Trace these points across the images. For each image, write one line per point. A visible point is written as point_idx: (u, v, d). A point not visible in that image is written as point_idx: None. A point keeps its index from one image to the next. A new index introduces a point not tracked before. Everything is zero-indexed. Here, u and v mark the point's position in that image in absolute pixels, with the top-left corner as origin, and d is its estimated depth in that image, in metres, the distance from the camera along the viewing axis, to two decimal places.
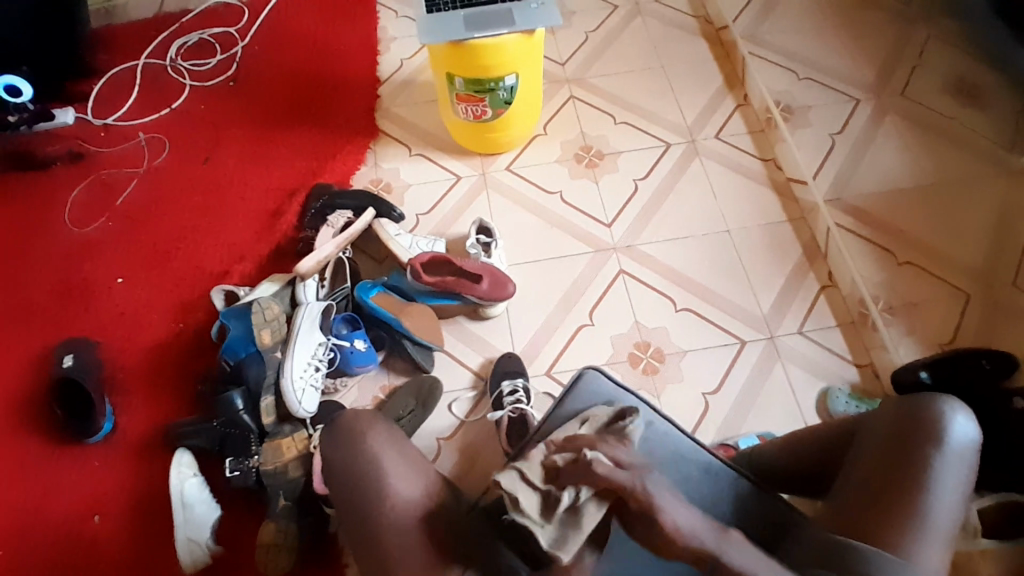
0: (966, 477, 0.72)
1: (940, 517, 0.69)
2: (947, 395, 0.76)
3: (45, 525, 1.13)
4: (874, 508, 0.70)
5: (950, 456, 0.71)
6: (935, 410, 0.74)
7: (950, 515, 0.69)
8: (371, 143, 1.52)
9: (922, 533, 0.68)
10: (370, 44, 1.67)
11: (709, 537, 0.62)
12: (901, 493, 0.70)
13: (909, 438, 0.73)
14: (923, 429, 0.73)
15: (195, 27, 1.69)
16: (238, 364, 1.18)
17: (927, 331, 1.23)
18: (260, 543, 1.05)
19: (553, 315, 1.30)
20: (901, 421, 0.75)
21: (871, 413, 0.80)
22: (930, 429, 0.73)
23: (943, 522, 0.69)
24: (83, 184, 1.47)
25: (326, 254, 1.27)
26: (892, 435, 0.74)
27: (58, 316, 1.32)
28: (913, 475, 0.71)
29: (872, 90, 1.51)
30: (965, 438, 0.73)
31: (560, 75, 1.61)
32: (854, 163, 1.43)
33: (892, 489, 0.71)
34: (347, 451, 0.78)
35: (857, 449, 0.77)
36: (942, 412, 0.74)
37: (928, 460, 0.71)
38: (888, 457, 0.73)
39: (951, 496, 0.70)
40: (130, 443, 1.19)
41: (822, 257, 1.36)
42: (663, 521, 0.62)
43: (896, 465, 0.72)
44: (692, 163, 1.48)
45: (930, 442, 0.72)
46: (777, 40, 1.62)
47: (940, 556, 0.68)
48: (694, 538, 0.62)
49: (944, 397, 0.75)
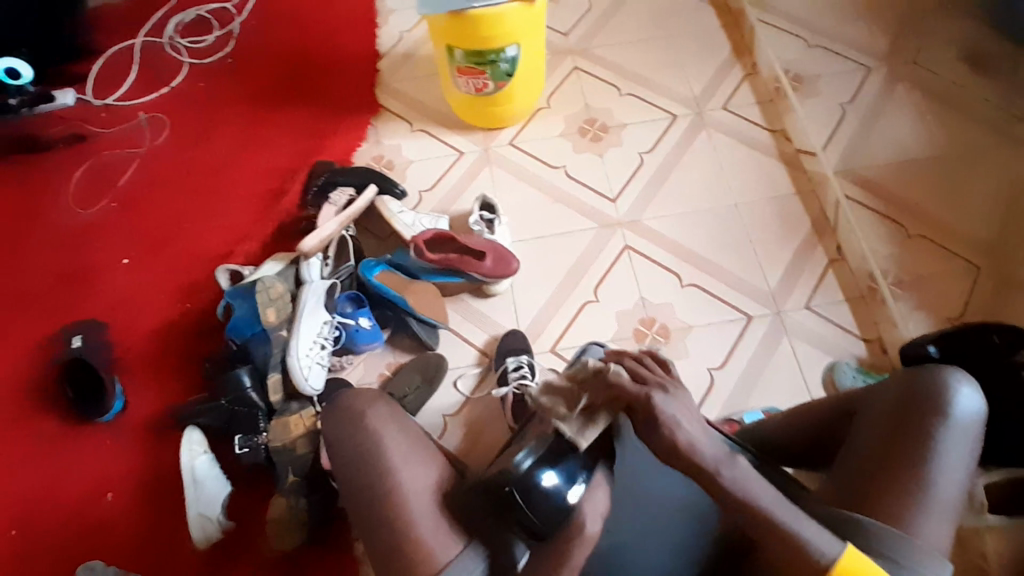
0: (971, 451, 0.71)
1: (944, 490, 0.68)
2: (951, 368, 0.75)
3: (61, 503, 1.15)
4: (876, 484, 0.70)
5: (955, 430, 0.71)
6: (940, 383, 0.73)
7: (955, 489, 0.69)
8: (372, 119, 1.50)
9: (926, 507, 0.67)
10: (369, 17, 1.64)
11: (715, 455, 0.62)
12: (904, 467, 0.70)
13: (913, 412, 0.72)
14: (927, 403, 0.72)
15: (191, 3, 1.67)
16: (245, 344, 1.19)
17: (937, 305, 1.21)
18: (271, 518, 1.06)
19: (558, 292, 1.29)
20: (907, 395, 0.74)
21: (875, 386, 0.78)
22: (935, 405, 0.72)
23: (947, 497, 0.68)
24: (86, 166, 1.47)
25: (329, 233, 1.26)
26: (896, 410, 0.74)
27: (66, 298, 1.33)
28: (917, 449, 0.70)
29: (884, 58, 1.47)
30: (971, 411, 0.72)
31: (563, 46, 1.58)
32: (864, 133, 1.40)
33: (892, 460, 0.71)
34: (352, 429, 0.79)
35: (862, 423, 0.76)
36: (947, 385, 0.73)
37: (933, 435, 0.70)
38: (893, 431, 0.72)
39: (956, 469, 0.69)
40: (140, 422, 1.21)
41: (831, 230, 1.33)
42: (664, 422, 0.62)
43: (900, 438, 0.71)
44: (698, 136, 1.45)
45: (935, 416, 0.71)
46: (786, 7, 1.58)
47: (944, 531, 0.67)
48: (702, 450, 0.61)
49: (950, 371, 0.74)
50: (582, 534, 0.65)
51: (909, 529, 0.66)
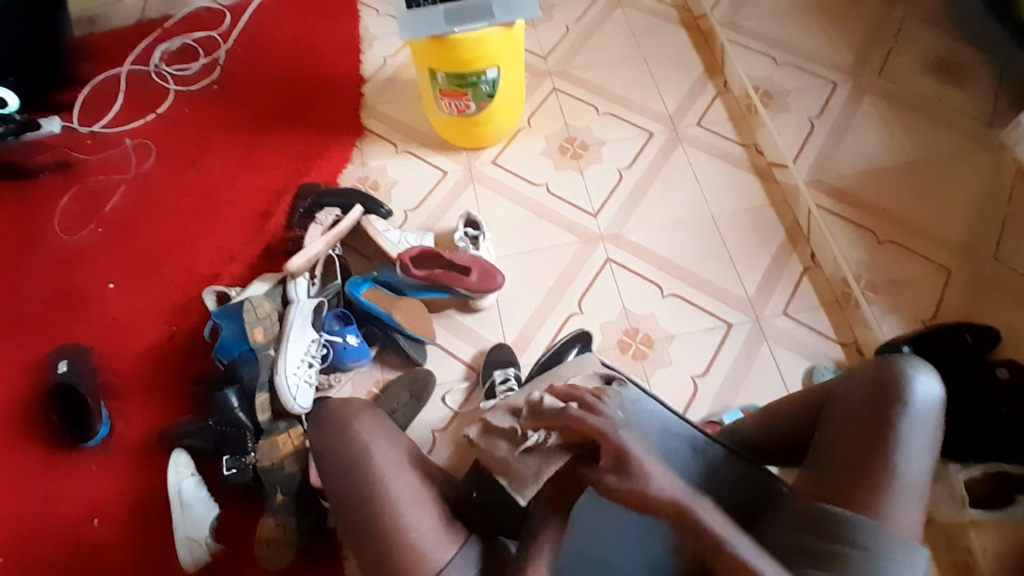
0: (933, 435, 0.73)
1: (912, 475, 0.71)
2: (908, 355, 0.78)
3: (46, 531, 1.14)
4: (846, 476, 0.72)
5: (917, 416, 0.73)
6: (898, 370, 0.76)
7: (922, 473, 0.72)
8: (357, 142, 1.53)
9: (895, 492, 0.70)
10: (352, 43, 1.67)
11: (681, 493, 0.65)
12: (870, 452, 0.72)
13: (877, 397, 0.75)
14: (889, 387, 0.75)
15: (177, 32, 1.70)
16: (233, 364, 1.20)
17: (911, 306, 1.25)
18: (260, 539, 1.06)
19: (543, 305, 1.32)
20: (868, 384, 0.77)
21: (841, 378, 0.81)
22: (898, 390, 0.74)
23: (914, 482, 0.71)
24: (71, 192, 1.48)
25: (316, 252, 1.28)
26: (863, 396, 0.76)
27: (51, 324, 1.32)
28: (884, 436, 0.72)
29: (850, 73, 1.53)
30: (929, 397, 0.75)
31: (542, 68, 1.63)
32: (834, 144, 1.45)
33: (859, 448, 0.73)
34: (339, 437, 0.80)
35: (831, 413, 0.79)
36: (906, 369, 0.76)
37: (896, 421, 0.73)
38: (862, 418, 0.75)
39: (920, 453, 0.72)
40: (128, 446, 1.20)
41: (804, 237, 1.37)
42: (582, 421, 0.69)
43: (868, 424, 0.74)
44: (675, 151, 1.49)
45: (898, 400, 0.74)
46: (755, 26, 1.64)
47: (916, 515, 0.70)
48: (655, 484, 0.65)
49: (909, 359, 0.77)
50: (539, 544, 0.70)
51: (882, 514, 0.69)
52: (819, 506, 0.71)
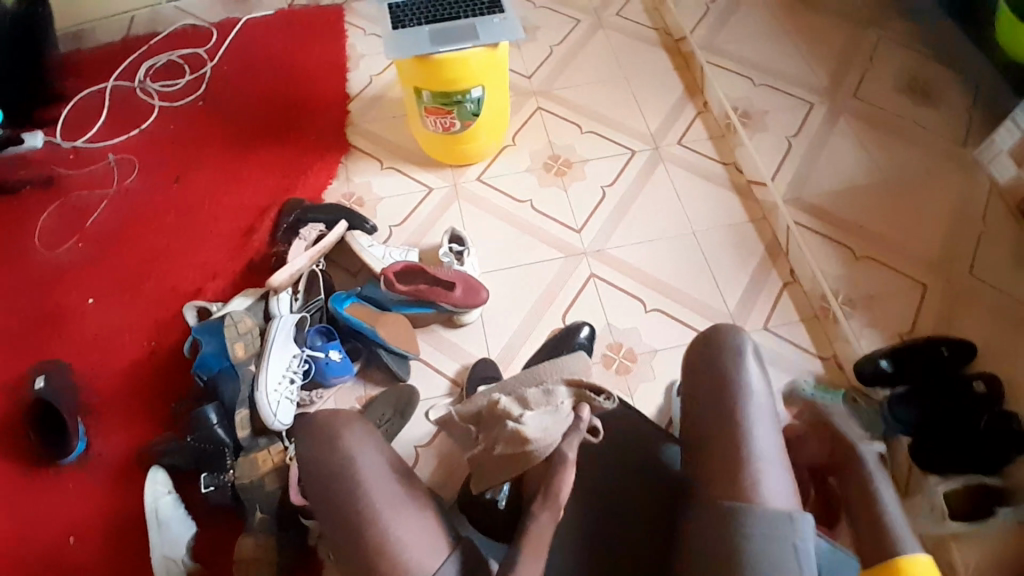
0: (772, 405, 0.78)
1: (768, 444, 0.74)
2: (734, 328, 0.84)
3: (15, 553, 1.10)
4: (721, 465, 0.73)
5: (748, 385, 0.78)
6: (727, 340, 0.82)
7: (773, 438, 0.75)
8: (342, 158, 1.54)
9: (757, 465, 0.72)
10: (338, 61, 1.69)
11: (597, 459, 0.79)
12: (731, 430, 0.75)
13: (710, 377, 0.80)
14: (717, 357, 0.81)
15: (163, 49, 1.71)
16: (213, 379, 1.18)
17: (889, 322, 1.27)
18: (238, 558, 1.03)
19: (527, 320, 1.32)
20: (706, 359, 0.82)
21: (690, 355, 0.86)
22: (726, 360, 0.80)
23: (773, 454, 0.74)
24: (52, 207, 1.47)
25: (300, 266, 1.28)
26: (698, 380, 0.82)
27: (28, 339, 1.30)
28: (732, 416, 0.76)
29: (826, 94, 1.57)
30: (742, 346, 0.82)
31: (526, 87, 1.65)
32: (811, 163, 1.48)
33: (723, 433, 0.75)
34: (324, 449, 0.77)
35: (691, 407, 0.82)
36: (732, 346, 0.82)
37: (737, 391, 0.78)
38: (709, 399, 0.79)
39: (765, 420, 0.76)
40: (104, 464, 1.18)
41: (784, 255, 1.39)
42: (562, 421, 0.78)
43: (712, 406, 0.78)
44: (657, 168, 1.52)
45: (734, 364, 0.80)
46: (733, 49, 1.68)
47: (785, 483, 0.72)
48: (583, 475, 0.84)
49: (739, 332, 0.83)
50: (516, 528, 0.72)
51: (762, 495, 0.70)
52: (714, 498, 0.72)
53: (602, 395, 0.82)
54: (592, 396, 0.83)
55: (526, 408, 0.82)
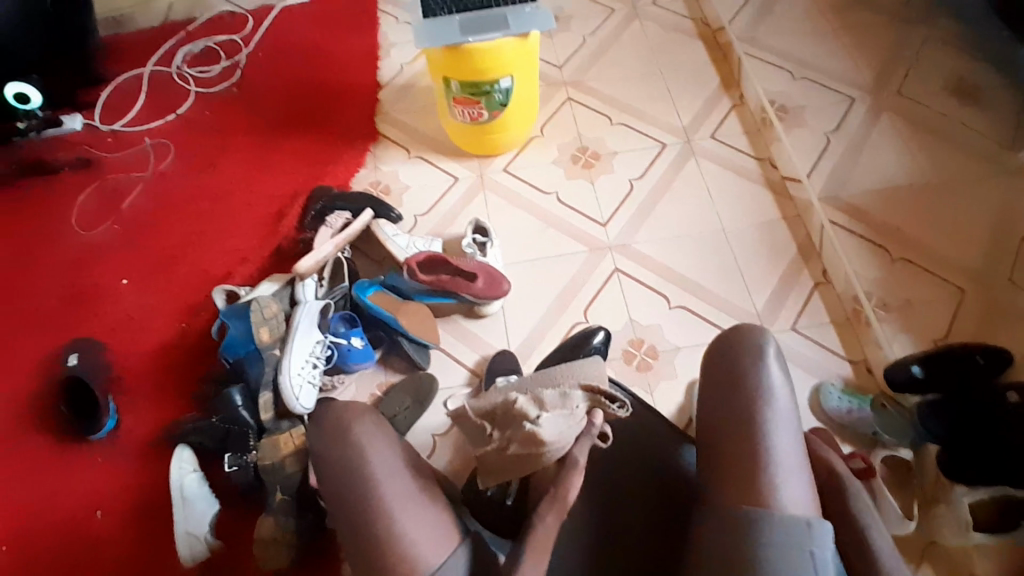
0: (794, 407, 0.76)
1: (784, 445, 0.72)
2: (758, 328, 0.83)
3: (48, 521, 1.15)
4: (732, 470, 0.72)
5: (766, 386, 0.77)
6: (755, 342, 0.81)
7: (791, 441, 0.73)
8: (371, 146, 1.55)
9: (771, 465, 0.71)
10: (370, 50, 1.70)
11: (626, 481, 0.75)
12: (747, 428, 0.74)
13: (726, 377, 0.79)
14: (735, 357, 0.81)
15: (200, 35, 1.74)
16: (239, 362, 1.21)
17: (923, 329, 1.22)
18: (257, 537, 1.07)
19: (549, 313, 1.31)
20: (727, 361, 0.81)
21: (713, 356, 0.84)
22: (745, 360, 0.79)
23: (789, 455, 0.72)
24: (91, 189, 1.51)
25: (325, 254, 1.30)
26: (715, 379, 0.81)
27: (66, 316, 1.36)
28: (747, 415, 0.75)
29: (868, 89, 1.51)
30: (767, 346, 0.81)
31: (557, 78, 1.64)
32: (849, 161, 1.43)
33: (734, 430, 0.75)
34: (332, 441, 0.78)
35: (707, 405, 0.81)
36: (752, 347, 0.81)
37: (754, 390, 0.76)
38: (723, 397, 0.78)
39: (786, 422, 0.74)
40: (133, 439, 1.22)
41: (817, 255, 1.36)
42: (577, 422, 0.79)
43: (727, 404, 0.77)
44: (687, 163, 1.49)
45: (752, 365, 0.79)
46: (772, 41, 1.63)
47: (801, 486, 0.70)
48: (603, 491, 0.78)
49: (760, 333, 0.81)
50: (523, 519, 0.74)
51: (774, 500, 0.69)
52: (725, 500, 0.71)
53: (617, 403, 0.79)
54: (607, 403, 0.80)
55: (541, 409, 0.79)
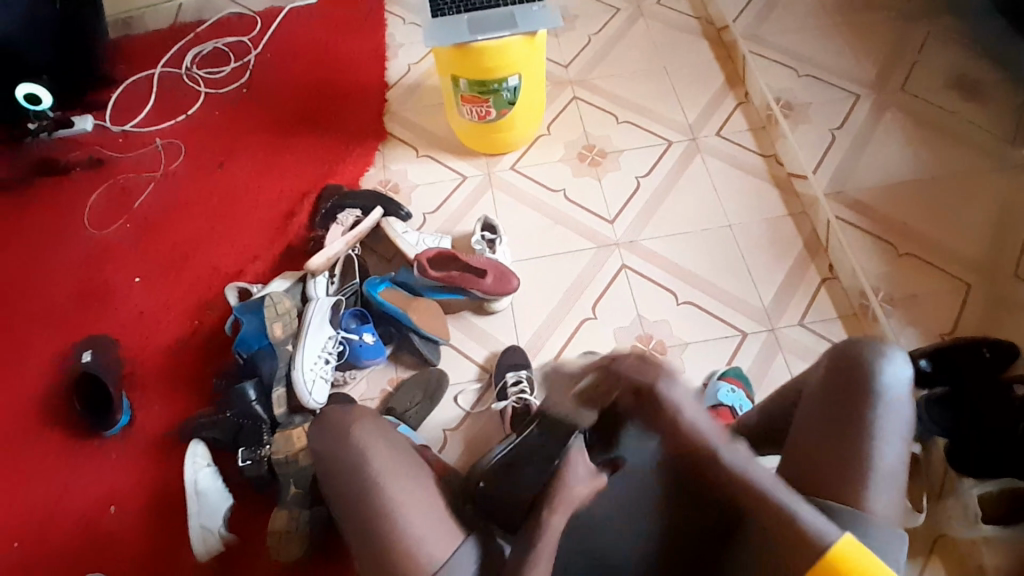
0: (908, 417, 0.68)
1: (884, 459, 0.65)
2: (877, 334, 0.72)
3: (64, 515, 1.17)
4: (816, 474, 0.66)
5: (888, 398, 0.67)
6: (871, 352, 0.70)
7: (901, 458, 0.65)
8: (379, 145, 1.56)
9: (873, 478, 0.64)
10: (378, 50, 1.71)
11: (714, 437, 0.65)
12: (848, 438, 0.66)
13: (847, 385, 0.68)
14: (854, 373, 0.69)
15: (209, 37, 1.75)
16: (252, 358, 1.22)
17: (929, 321, 1.23)
18: (271, 530, 1.08)
19: (558, 308, 1.33)
20: (838, 369, 0.70)
21: (814, 370, 0.74)
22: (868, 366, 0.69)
23: (893, 465, 0.65)
24: (102, 188, 1.53)
25: (337, 251, 1.32)
26: (830, 384, 0.70)
27: (78, 314, 1.37)
28: (852, 424, 0.66)
29: (872, 87, 1.52)
30: (901, 381, 0.69)
31: (563, 77, 1.65)
32: (855, 157, 1.44)
33: (830, 444, 0.66)
34: (339, 442, 0.81)
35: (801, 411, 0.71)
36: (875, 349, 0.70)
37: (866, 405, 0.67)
38: (828, 410, 0.68)
39: (896, 433, 0.66)
40: (148, 434, 1.23)
41: (823, 250, 1.37)
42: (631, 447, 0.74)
43: (831, 412, 0.68)
44: (693, 160, 1.50)
45: (864, 389, 0.67)
46: (777, 39, 1.64)
47: (893, 502, 0.63)
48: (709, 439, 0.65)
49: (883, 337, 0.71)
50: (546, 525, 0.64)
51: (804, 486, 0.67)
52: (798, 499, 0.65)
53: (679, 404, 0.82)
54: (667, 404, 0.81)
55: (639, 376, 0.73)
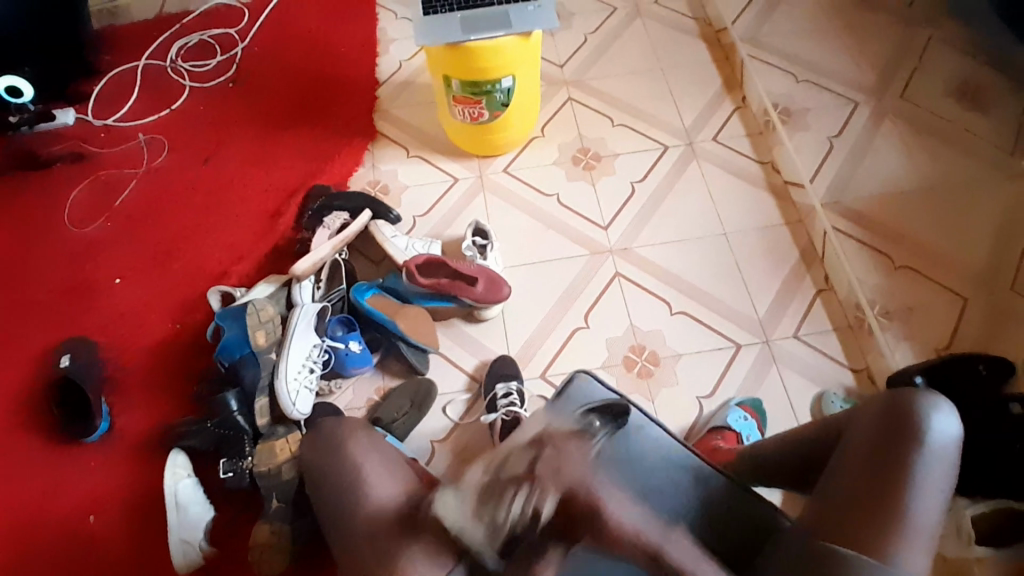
0: (951, 472, 0.68)
1: (919, 513, 0.65)
2: (929, 391, 0.72)
3: (40, 525, 1.13)
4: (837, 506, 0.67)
5: (935, 454, 0.68)
6: (917, 405, 0.70)
7: (934, 513, 0.65)
8: (369, 144, 1.52)
9: (905, 532, 0.64)
10: (368, 45, 1.67)
11: (655, 534, 0.70)
12: (885, 492, 0.66)
13: (895, 436, 0.69)
14: (904, 428, 0.69)
15: (195, 28, 1.70)
16: (234, 365, 1.18)
17: (926, 336, 1.22)
18: (254, 544, 1.05)
19: (550, 316, 1.30)
20: (882, 418, 0.71)
21: (855, 411, 0.75)
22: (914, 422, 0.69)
23: (926, 521, 0.65)
24: (83, 184, 1.48)
25: (323, 255, 1.27)
26: (876, 434, 0.70)
27: (57, 315, 1.33)
28: (893, 477, 0.67)
29: (872, 94, 1.48)
30: (947, 436, 0.69)
31: (558, 77, 1.61)
32: (853, 166, 1.42)
33: (872, 492, 0.67)
34: (328, 457, 0.78)
35: (842, 448, 0.73)
36: (925, 399, 0.71)
37: (912, 461, 0.67)
38: (872, 458, 0.69)
39: (936, 493, 0.66)
40: (127, 441, 1.20)
41: (819, 260, 1.36)
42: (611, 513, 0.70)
43: (875, 463, 0.68)
44: (690, 165, 1.47)
45: (910, 443, 0.68)
46: (776, 41, 1.62)
47: (924, 559, 0.64)
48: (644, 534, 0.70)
49: (934, 391, 0.72)
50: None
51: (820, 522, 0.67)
52: (821, 533, 0.66)
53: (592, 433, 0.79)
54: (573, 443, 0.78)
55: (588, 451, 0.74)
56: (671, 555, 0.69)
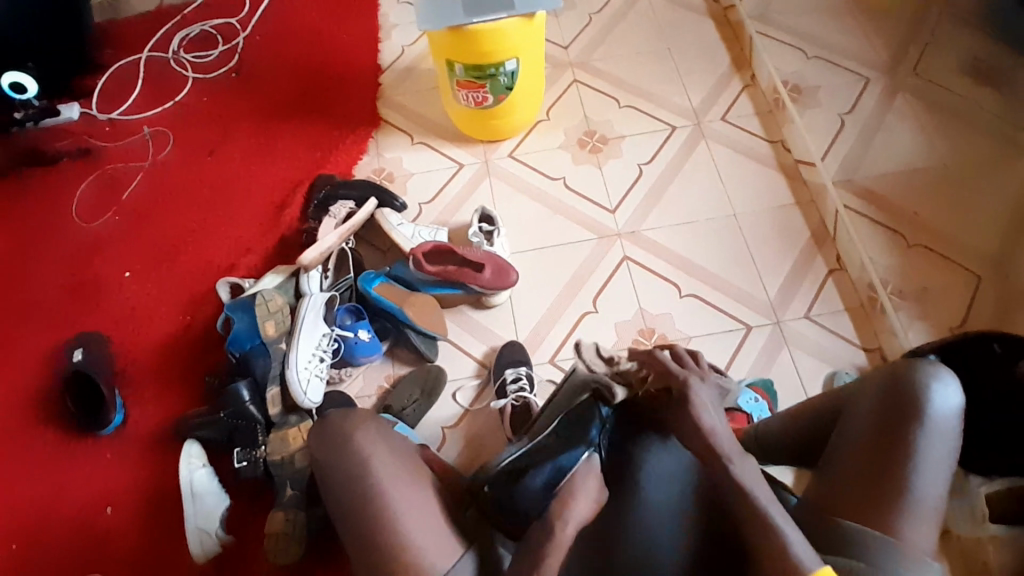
0: (953, 445, 0.67)
1: (925, 493, 0.64)
2: (929, 364, 0.71)
3: (60, 517, 1.15)
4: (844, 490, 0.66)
5: (935, 429, 0.67)
6: (918, 381, 0.69)
7: (939, 489, 0.65)
8: (373, 132, 1.51)
9: (910, 511, 0.63)
10: (370, 32, 1.65)
11: (731, 449, 0.66)
12: (888, 469, 0.65)
13: (894, 413, 0.68)
14: (903, 405, 0.68)
15: (196, 19, 1.69)
16: (245, 356, 1.19)
17: (938, 315, 1.20)
18: (268, 532, 1.06)
19: (558, 301, 1.30)
20: (881, 396, 0.70)
21: (855, 388, 0.74)
22: (912, 398, 0.68)
23: (931, 497, 0.64)
24: (90, 179, 1.49)
25: (329, 245, 1.27)
26: (876, 413, 0.69)
27: (69, 310, 1.34)
28: (895, 455, 0.66)
29: (885, 69, 1.46)
30: (948, 409, 0.68)
31: (563, 59, 1.59)
32: (864, 144, 1.40)
33: (875, 470, 0.66)
34: (338, 453, 0.78)
35: (842, 427, 0.72)
36: (924, 373, 0.70)
37: (914, 438, 0.66)
38: (874, 439, 0.68)
39: (937, 467, 0.66)
40: (142, 433, 1.21)
41: (831, 240, 1.33)
42: (694, 412, 0.68)
43: (877, 442, 0.67)
44: (698, 146, 1.45)
45: (912, 420, 0.67)
46: (785, 17, 1.58)
47: (930, 534, 0.63)
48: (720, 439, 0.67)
49: (932, 363, 0.71)
50: (556, 538, 0.64)
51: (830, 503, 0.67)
52: (829, 513, 0.66)
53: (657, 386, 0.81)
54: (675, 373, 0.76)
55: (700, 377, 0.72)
56: (735, 472, 0.65)
